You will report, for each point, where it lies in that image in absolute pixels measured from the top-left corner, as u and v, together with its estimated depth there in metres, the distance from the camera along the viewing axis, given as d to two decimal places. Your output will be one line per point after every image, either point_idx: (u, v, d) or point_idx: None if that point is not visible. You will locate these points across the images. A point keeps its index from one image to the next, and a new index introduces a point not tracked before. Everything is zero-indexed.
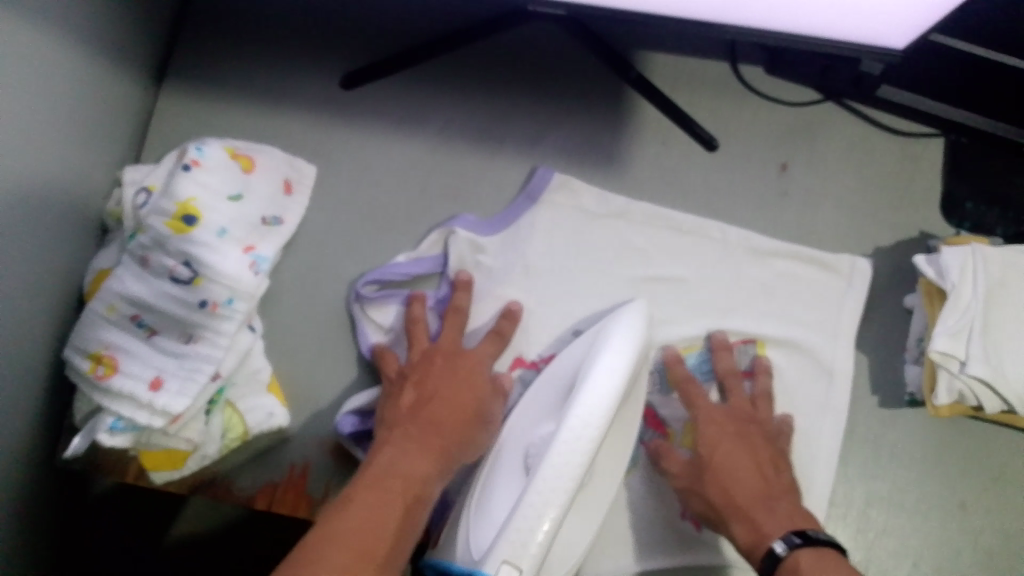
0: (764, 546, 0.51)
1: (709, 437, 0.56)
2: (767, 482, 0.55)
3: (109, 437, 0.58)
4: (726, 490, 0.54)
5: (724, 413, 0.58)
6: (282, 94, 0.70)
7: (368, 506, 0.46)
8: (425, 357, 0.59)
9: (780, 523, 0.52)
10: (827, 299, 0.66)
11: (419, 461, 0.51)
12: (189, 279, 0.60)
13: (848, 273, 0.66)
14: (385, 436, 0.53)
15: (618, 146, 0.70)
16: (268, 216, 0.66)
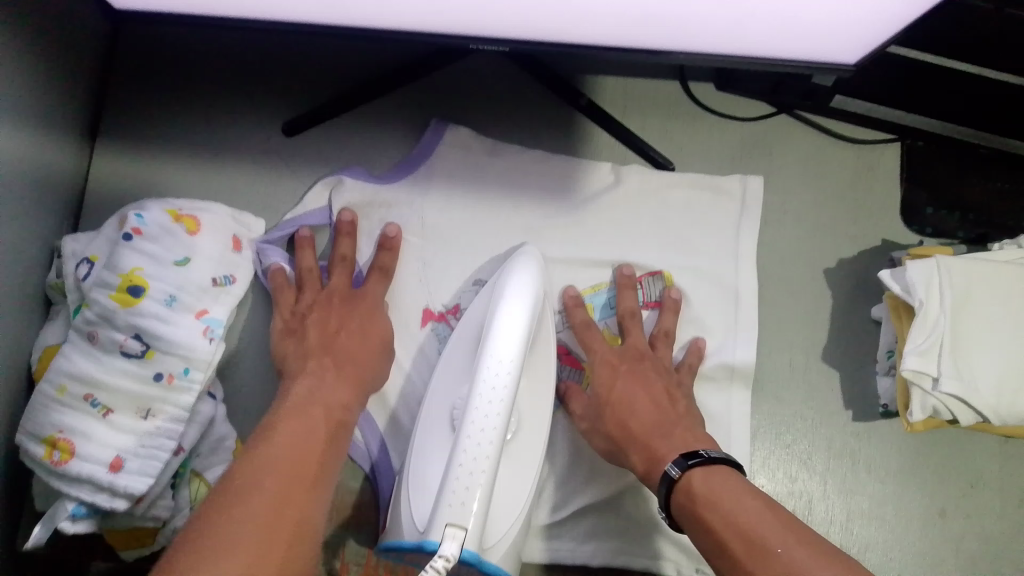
0: (659, 469, 0.54)
1: (607, 376, 0.59)
2: (663, 409, 0.57)
3: (71, 524, 0.56)
4: (624, 423, 0.57)
5: (621, 353, 0.60)
6: (221, 145, 0.68)
7: (292, 438, 0.51)
8: (322, 304, 0.62)
9: (674, 447, 0.54)
10: (721, 222, 0.67)
11: (335, 393, 0.56)
12: (141, 353, 0.58)
13: (740, 193, 0.67)
14: (299, 369, 0.58)
15: (575, 171, 0.68)
16: (218, 276, 0.63)
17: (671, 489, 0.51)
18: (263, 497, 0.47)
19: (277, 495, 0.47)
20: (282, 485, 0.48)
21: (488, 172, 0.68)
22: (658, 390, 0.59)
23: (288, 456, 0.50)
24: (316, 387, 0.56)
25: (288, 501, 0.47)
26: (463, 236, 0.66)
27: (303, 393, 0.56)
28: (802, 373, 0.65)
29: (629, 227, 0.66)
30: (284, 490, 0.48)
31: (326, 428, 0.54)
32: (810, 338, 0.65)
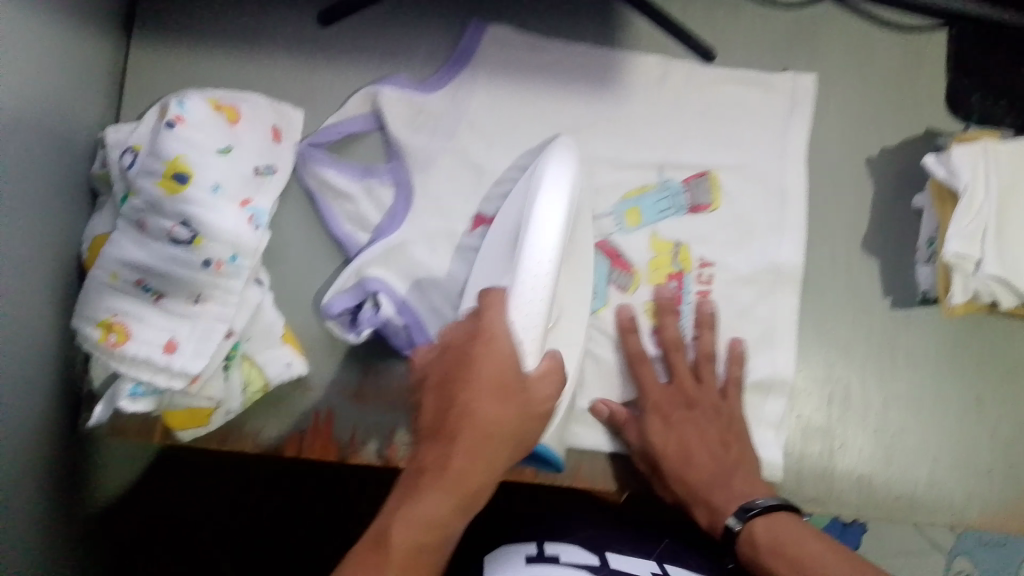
0: (721, 527, 0.54)
1: (662, 407, 0.59)
2: (721, 458, 0.58)
3: (130, 403, 0.59)
4: (684, 480, 0.57)
5: (670, 399, 0.60)
6: (258, 36, 0.67)
7: (476, 411, 0.47)
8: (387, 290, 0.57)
9: (733, 498, 0.55)
10: (774, 119, 0.66)
11: (512, 356, 0.49)
12: (189, 240, 0.59)
13: (793, 90, 0.66)
14: (443, 361, 0.50)
15: (616, 60, 0.67)
16: (261, 167, 0.63)
17: (735, 542, 0.53)
18: (488, 421, 0.47)
19: (465, 454, 0.47)
20: (489, 440, 0.47)
21: (528, 62, 0.67)
22: (710, 436, 0.58)
23: (469, 421, 0.47)
24: (473, 354, 0.49)
25: (505, 422, 0.48)
26: (505, 128, 0.66)
27: (457, 369, 0.49)
28: (842, 264, 0.65)
29: (671, 118, 0.66)
30: (459, 460, 0.46)
31: (492, 388, 0.48)
32: (850, 228, 0.66)
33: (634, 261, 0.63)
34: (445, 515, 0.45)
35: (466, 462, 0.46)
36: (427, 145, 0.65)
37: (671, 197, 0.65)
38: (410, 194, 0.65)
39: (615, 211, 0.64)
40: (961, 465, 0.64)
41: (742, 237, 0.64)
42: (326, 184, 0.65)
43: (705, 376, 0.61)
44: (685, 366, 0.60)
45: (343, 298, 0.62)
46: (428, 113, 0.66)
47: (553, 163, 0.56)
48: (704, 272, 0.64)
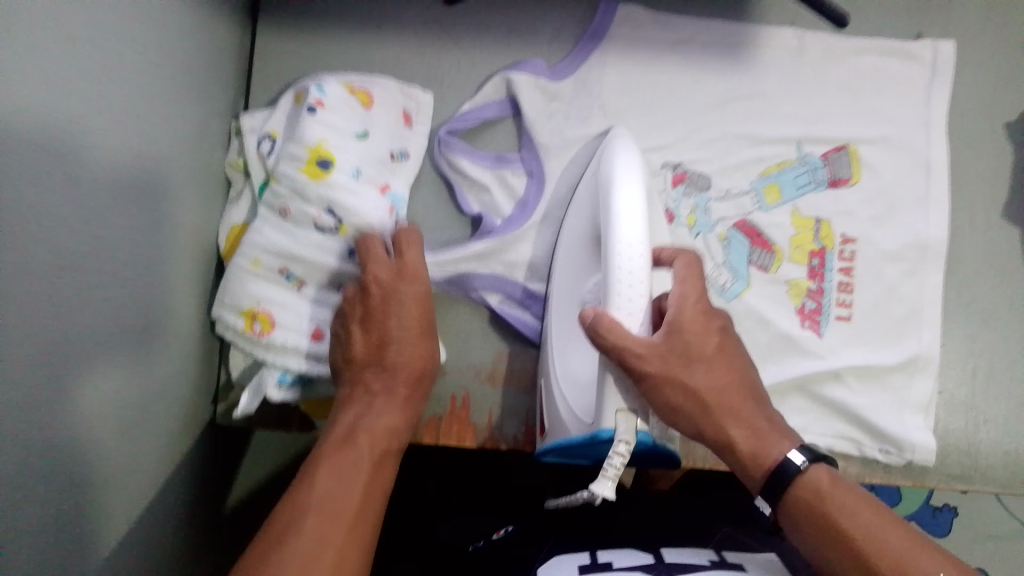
0: (770, 455, 0.47)
1: (696, 333, 0.48)
2: (754, 404, 0.49)
3: (277, 392, 0.58)
4: (714, 388, 0.48)
5: (704, 322, 0.49)
6: (382, 17, 0.67)
7: (397, 346, 0.55)
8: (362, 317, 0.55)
9: (774, 431, 0.48)
10: (913, 93, 0.65)
11: (424, 296, 0.56)
12: (334, 227, 0.59)
13: (932, 61, 0.65)
14: (359, 302, 0.56)
15: (744, 32, 0.66)
16: (394, 151, 0.63)
17: (794, 481, 0.46)
18: (406, 350, 0.55)
19: (386, 387, 0.54)
20: (407, 372, 0.55)
21: (656, 35, 0.66)
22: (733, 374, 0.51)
23: (387, 359, 0.55)
24: (366, 295, 0.55)
25: (417, 346, 0.55)
26: (634, 105, 0.66)
27: (359, 308, 0.56)
28: (981, 231, 0.65)
29: (804, 88, 0.66)
30: (378, 377, 0.54)
31: (410, 315, 0.56)
32: (987, 195, 0.65)
33: (775, 240, 0.64)
34: (354, 445, 0.50)
35: (372, 416, 0.52)
36: (554, 127, 0.65)
37: (812, 173, 0.65)
38: (542, 181, 0.65)
39: (754, 189, 0.65)
40: None
41: (884, 209, 0.64)
42: (461, 172, 0.65)
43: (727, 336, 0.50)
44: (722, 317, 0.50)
45: (488, 275, 0.64)
46: (561, 97, 0.66)
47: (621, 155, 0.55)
48: (847, 248, 0.64)
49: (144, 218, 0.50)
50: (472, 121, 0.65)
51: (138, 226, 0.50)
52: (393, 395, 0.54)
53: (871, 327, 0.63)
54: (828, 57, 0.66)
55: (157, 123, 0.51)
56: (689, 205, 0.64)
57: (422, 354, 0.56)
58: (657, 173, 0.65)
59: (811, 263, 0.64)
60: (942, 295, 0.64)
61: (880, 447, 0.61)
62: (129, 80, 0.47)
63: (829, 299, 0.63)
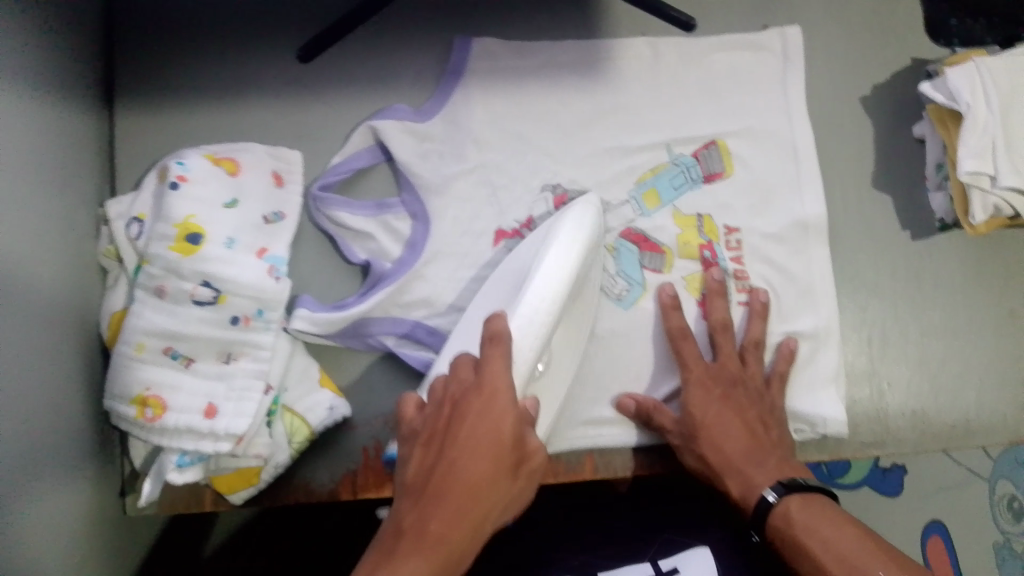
0: (754, 496, 0.53)
1: (741, 456, 0.55)
2: (757, 438, 0.56)
3: (179, 474, 0.58)
4: (717, 447, 0.56)
5: (750, 447, 0.56)
6: (241, 82, 0.66)
7: (429, 502, 0.42)
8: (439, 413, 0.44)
9: (764, 468, 0.54)
10: (770, 81, 0.67)
11: (511, 420, 0.43)
12: (213, 299, 0.58)
13: (783, 49, 0.67)
14: (438, 420, 0.45)
15: (599, 47, 0.67)
16: (268, 214, 0.62)
17: (767, 515, 0.51)
18: (461, 500, 0.41)
19: (411, 548, 0.40)
20: (432, 530, 0.40)
21: (516, 62, 0.66)
22: (737, 420, 0.57)
23: (418, 507, 0.41)
24: (455, 416, 0.44)
25: (486, 487, 0.42)
26: (505, 135, 0.66)
27: (439, 427, 0.44)
28: (856, 204, 0.66)
29: (666, 92, 0.67)
30: (410, 525, 0.41)
31: (479, 438, 0.42)
32: (857, 167, 0.66)
33: (662, 241, 0.65)
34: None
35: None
36: (430, 167, 0.65)
37: (685, 173, 0.66)
38: (428, 221, 0.64)
39: (632, 198, 0.65)
40: (1009, 380, 0.64)
41: (761, 197, 0.65)
42: (342, 226, 0.64)
43: (751, 358, 0.61)
44: (732, 347, 0.60)
45: (384, 319, 0.64)
46: (431, 137, 0.65)
47: (567, 221, 0.54)
48: (731, 238, 0.65)
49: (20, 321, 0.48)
50: (346, 172, 0.64)
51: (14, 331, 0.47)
52: (419, 554, 0.40)
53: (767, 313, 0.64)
54: (684, 58, 0.67)
55: (21, 222, 0.49)
56: None
57: (457, 515, 0.41)
58: (539, 197, 0.66)
59: (701, 256, 0.64)
60: (831, 272, 0.64)
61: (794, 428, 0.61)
62: None
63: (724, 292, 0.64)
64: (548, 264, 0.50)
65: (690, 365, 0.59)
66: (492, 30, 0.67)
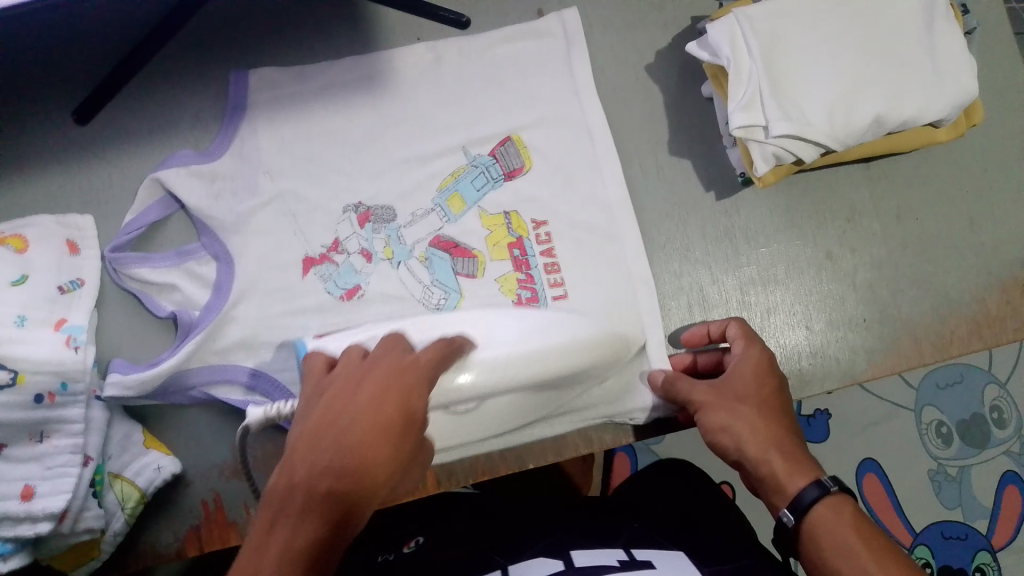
0: (792, 487, 0.48)
1: (789, 439, 0.50)
2: (795, 430, 0.51)
3: (2, 563, 0.55)
4: (759, 420, 0.51)
5: (793, 436, 0.51)
6: (19, 156, 0.64)
7: (328, 451, 0.40)
8: (351, 370, 0.45)
9: (805, 459, 0.49)
10: (554, 64, 0.66)
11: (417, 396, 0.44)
12: (11, 381, 0.55)
13: (562, 31, 0.66)
14: (346, 373, 0.45)
15: (376, 59, 0.66)
16: (63, 284, 0.61)
17: (806, 511, 0.47)
18: (363, 451, 0.41)
19: (304, 506, 0.38)
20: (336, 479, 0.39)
21: (299, 90, 0.66)
22: (782, 409, 0.52)
23: (310, 462, 0.40)
24: (367, 373, 0.44)
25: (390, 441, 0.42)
26: (298, 161, 0.64)
27: (346, 383, 0.44)
28: (655, 172, 0.65)
29: (452, 93, 0.66)
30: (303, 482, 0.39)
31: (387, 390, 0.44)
32: (653, 136, 0.66)
33: (472, 246, 0.63)
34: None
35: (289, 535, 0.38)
36: (225, 208, 0.63)
37: (485, 172, 0.64)
38: (232, 261, 0.62)
39: (438, 205, 0.64)
40: (838, 321, 0.63)
41: (564, 182, 0.64)
42: (144, 282, 0.63)
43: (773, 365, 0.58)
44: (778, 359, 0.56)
45: (203, 368, 0.61)
46: (222, 176, 0.64)
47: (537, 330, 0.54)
48: (540, 231, 0.64)
49: None
50: (138, 229, 0.63)
51: None
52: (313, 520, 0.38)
53: (585, 299, 0.62)
54: (464, 56, 0.66)
55: None
56: (382, 240, 0.63)
57: (352, 474, 0.40)
58: (341, 219, 0.63)
59: (512, 255, 0.63)
60: (641, 245, 0.63)
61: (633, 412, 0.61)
62: None
63: (540, 284, 0.62)
64: (543, 334, 0.53)
65: (760, 351, 0.55)
66: (269, 61, 0.66)
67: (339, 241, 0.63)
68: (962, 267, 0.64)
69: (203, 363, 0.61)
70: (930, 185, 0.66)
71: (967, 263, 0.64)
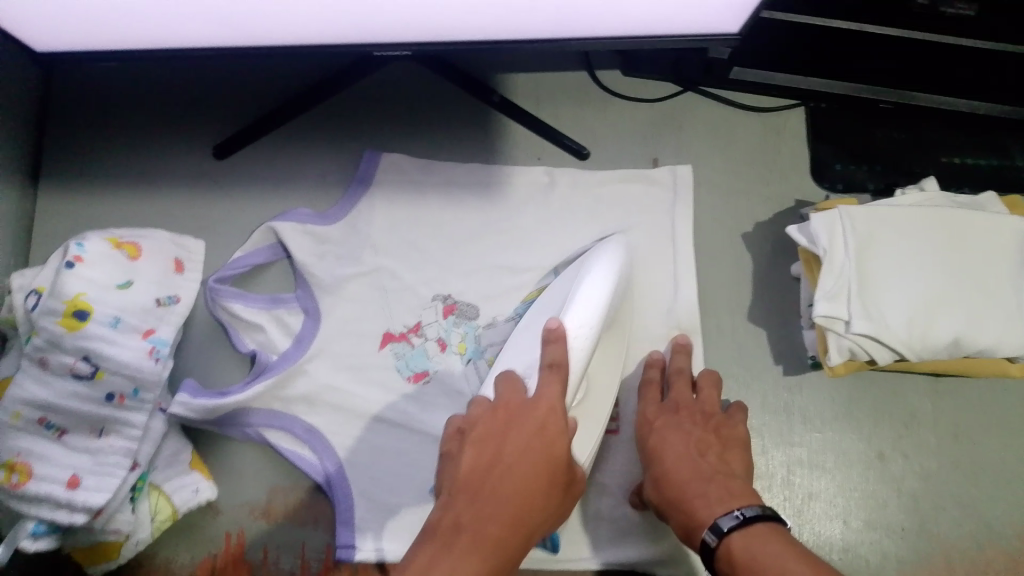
0: (694, 528, 0.51)
1: (683, 479, 0.54)
2: (698, 463, 0.55)
3: (32, 542, 0.58)
4: (658, 479, 0.56)
5: (690, 471, 0.54)
6: (157, 175, 0.71)
7: (484, 502, 0.47)
8: (493, 413, 0.51)
9: (697, 495, 0.52)
10: (657, 211, 0.70)
11: (562, 446, 0.49)
12: (91, 374, 0.59)
13: (672, 181, 0.70)
14: (494, 421, 0.51)
15: (495, 168, 0.71)
16: (161, 297, 0.64)
17: (715, 558, 0.49)
18: (523, 494, 0.48)
19: (466, 544, 0.45)
20: (479, 540, 0.45)
21: (419, 178, 0.70)
22: (680, 445, 0.56)
23: (471, 513, 0.47)
24: (514, 422, 0.50)
25: (531, 500, 0.48)
26: (402, 243, 0.69)
27: (496, 431, 0.50)
28: (730, 334, 0.67)
29: (557, 215, 0.69)
30: (451, 521, 0.47)
31: (523, 462, 0.48)
32: (734, 301, 0.68)
33: None
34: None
35: (443, 575, 0.43)
36: (327, 269, 0.67)
37: None
38: (318, 319, 0.67)
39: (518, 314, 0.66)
40: (875, 523, 0.63)
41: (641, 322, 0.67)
42: (235, 317, 0.66)
43: (706, 394, 0.61)
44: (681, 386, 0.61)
45: (263, 411, 0.64)
46: (332, 240, 0.68)
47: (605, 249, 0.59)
48: None
49: None
50: (243, 267, 0.67)
51: None
52: (473, 552, 0.45)
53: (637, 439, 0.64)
54: (576, 184, 0.70)
55: None
56: (459, 333, 0.67)
57: (511, 509, 0.47)
58: (428, 306, 0.67)
59: None
60: None
61: (661, 565, 0.61)
62: None
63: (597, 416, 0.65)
64: (592, 279, 0.55)
65: (646, 408, 0.61)
66: (399, 146, 0.72)
67: (422, 325, 0.67)
68: (1012, 504, 0.64)
69: (263, 406, 0.64)
70: (992, 415, 0.66)
71: (1013, 498, 0.64)
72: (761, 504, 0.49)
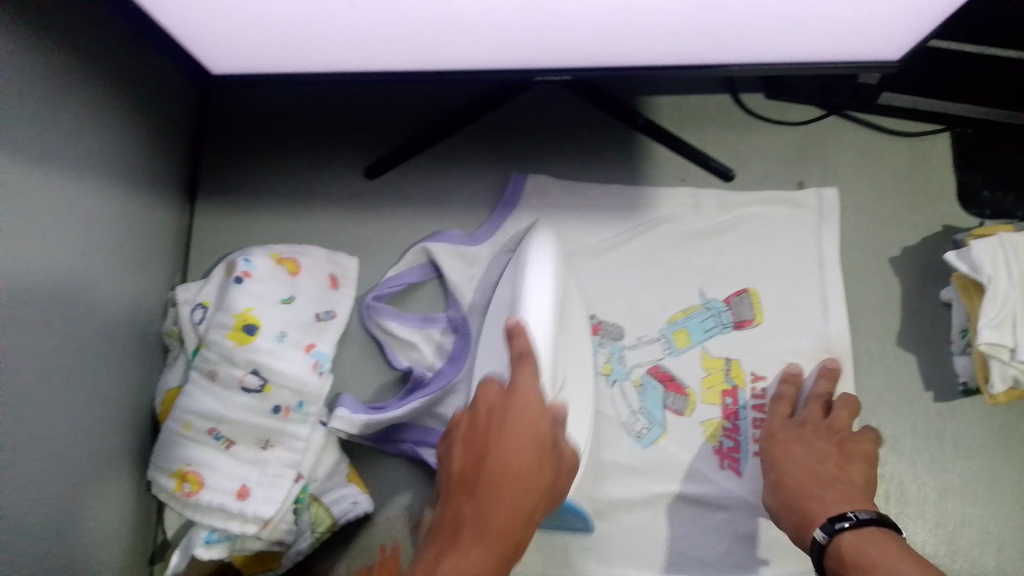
0: (810, 529, 0.55)
1: (801, 485, 0.58)
2: (817, 472, 0.58)
3: (205, 550, 0.59)
4: (777, 484, 0.59)
5: (809, 476, 0.58)
6: (310, 194, 0.73)
7: (486, 494, 0.46)
8: (482, 403, 0.49)
9: (814, 500, 0.56)
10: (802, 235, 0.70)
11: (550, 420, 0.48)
12: (259, 387, 0.61)
13: (817, 205, 0.70)
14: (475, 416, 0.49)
15: (639, 190, 0.72)
16: (320, 313, 0.67)
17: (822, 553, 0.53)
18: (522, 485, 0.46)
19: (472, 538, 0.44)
20: (491, 531, 0.45)
21: (565, 200, 0.72)
22: (804, 457, 0.59)
23: (472, 505, 0.46)
24: (507, 408, 0.48)
25: (531, 482, 0.46)
26: None
27: (484, 423, 0.48)
28: (879, 360, 0.68)
29: (702, 237, 0.70)
30: (453, 521, 0.46)
31: (520, 462, 0.46)
32: (882, 326, 0.68)
33: (686, 383, 0.67)
34: None
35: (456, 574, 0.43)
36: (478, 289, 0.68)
37: (715, 316, 0.68)
38: (468, 338, 0.66)
39: (664, 335, 0.68)
40: None
41: (789, 347, 0.67)
42: (389, 334, 0.68)
43: (836, 413, 0.63)
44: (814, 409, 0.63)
45: (417, 426, 0.66)
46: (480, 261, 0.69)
47: (537, 248, 0.58)
48: (757, 385, 0.67)
49: (80, 387, 0.54)
50: (397, 286, 0.69)
51: (75, 393, 0.53)
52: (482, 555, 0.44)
53: None
54: (720, 205, 0.71)
55: (100, 287, 0.56)
56: (605, 354, 0.68)
57: (519, 495, 0.46)
58: None
59: (723, 402, 0.66)
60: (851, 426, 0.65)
61: None
62: (74, 260, 0.52)
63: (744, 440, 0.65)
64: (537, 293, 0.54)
65: (775, 421, 0.63)
66: (543, 169, 0.73)
67: None
68: None
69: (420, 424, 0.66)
70: None
71: None
72: (875, 512, 0.53)
